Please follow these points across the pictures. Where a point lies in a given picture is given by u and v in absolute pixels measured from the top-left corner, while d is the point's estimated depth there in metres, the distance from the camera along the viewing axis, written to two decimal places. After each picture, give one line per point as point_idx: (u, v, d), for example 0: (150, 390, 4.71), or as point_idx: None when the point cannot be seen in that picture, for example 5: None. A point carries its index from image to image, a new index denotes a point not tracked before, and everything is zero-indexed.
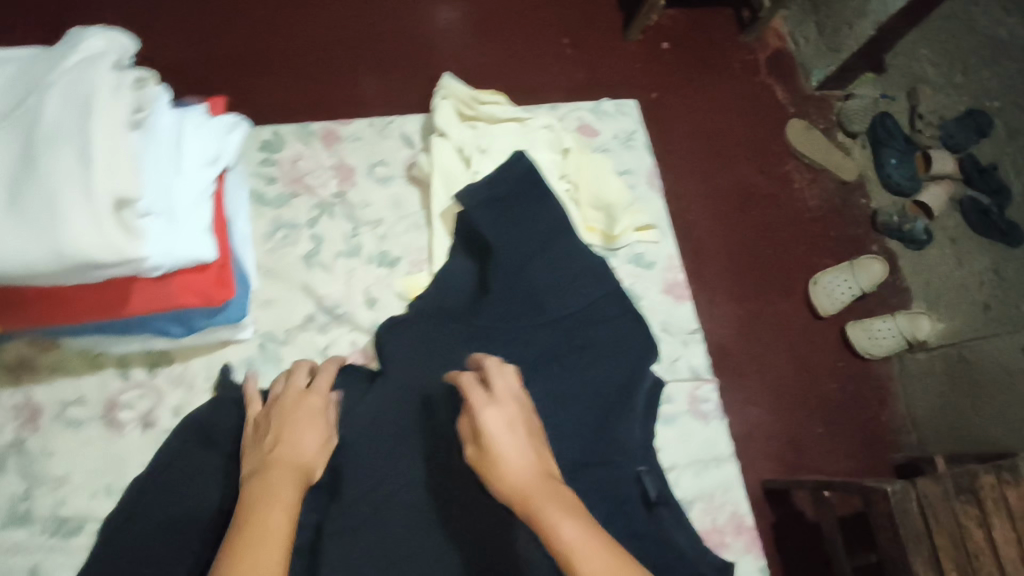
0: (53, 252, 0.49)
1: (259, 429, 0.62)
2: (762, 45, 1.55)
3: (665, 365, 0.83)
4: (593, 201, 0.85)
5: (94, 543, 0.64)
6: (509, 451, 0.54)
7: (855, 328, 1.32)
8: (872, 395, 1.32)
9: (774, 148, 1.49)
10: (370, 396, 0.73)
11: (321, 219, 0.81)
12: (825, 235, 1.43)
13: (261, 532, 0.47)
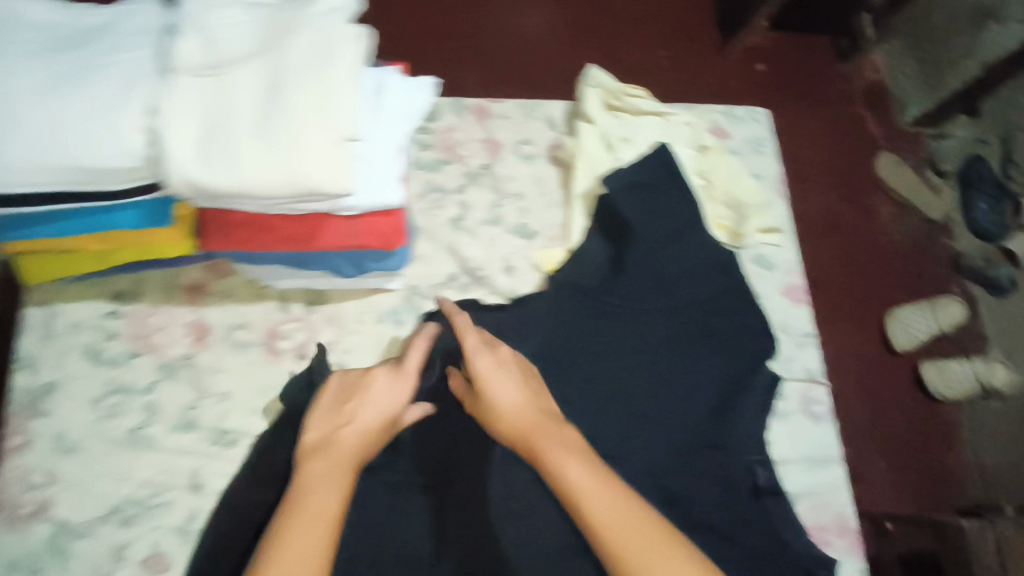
0: (287, 179, 0.55)
1: (337, 395, 0.69)
2: (856, 76, 1.72)
3: (780, 364, 0.86)
4: (725, 199, 0.88)
5: (255, 454, 0.70)
6: (501, 394, 0.69)
7: (931, 367, 1.39)
8: (938, 435, 1.41)
9: (860, 179, 1.63)
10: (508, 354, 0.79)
11: (469, 187, 0.87)
12: (903, 271, 1.55)
13: (304, 525, 0.57)
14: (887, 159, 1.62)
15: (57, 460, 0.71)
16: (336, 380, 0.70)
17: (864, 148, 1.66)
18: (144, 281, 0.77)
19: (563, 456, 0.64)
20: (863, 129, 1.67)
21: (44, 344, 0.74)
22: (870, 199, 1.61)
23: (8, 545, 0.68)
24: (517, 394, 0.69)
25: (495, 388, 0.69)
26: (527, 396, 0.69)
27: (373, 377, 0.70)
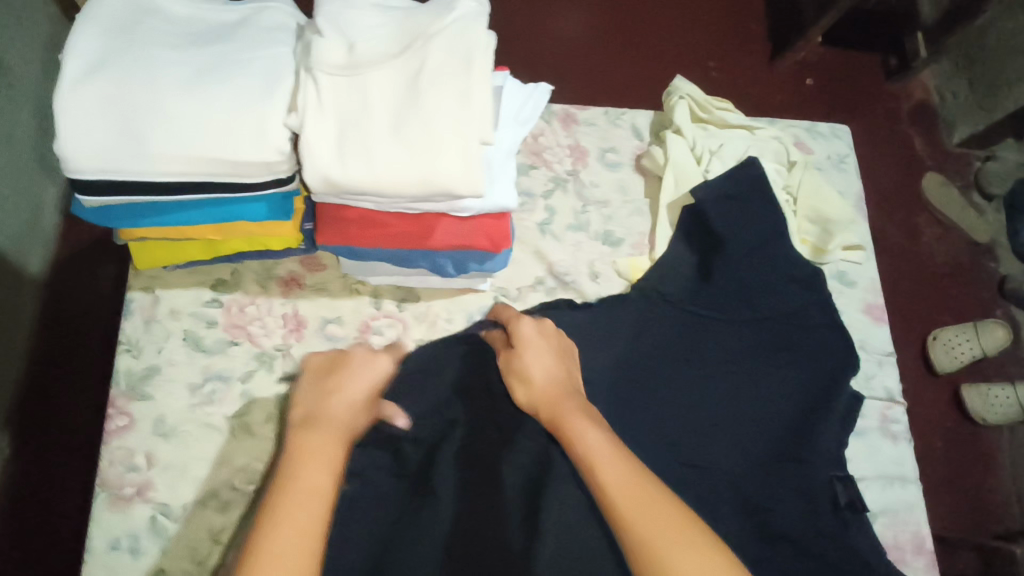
0: (423, 180, 0.56)
1: (318, 375, 0.64)
2: (906, 94, 1.71)
3: (860, 382, 0.86)
4: (810, 214, 0.88)
5: None
6: (536, 366, 0.68)
7: (972, 390, 1.40)
8: (978, 459, 1.41)
9: (907, 198, 1.63)
10: (594, 360, 0.80)
11: (556, 193, 0.88)
12: (948, 294, 1.56)
13: (292, 494, 0.51)
14: (932, 178, 1.62)
15: (156, 444, 0.72)
16: (310, 367, 0.66)
17: (911, 168, 1.66)
18: (241, 271, 0.79)
19: (583, 426, 0.62)
20: (909, 146, 1.68)
21: (146, 329, 0.75)
22: (915, 220, 1.61)
23: (109, 525, 0.69)
24: (557, 371, 0.68)
25: (530, 357, 0.68)
26: (562, 372, 0.68)
27: (348, 353, 0.65)
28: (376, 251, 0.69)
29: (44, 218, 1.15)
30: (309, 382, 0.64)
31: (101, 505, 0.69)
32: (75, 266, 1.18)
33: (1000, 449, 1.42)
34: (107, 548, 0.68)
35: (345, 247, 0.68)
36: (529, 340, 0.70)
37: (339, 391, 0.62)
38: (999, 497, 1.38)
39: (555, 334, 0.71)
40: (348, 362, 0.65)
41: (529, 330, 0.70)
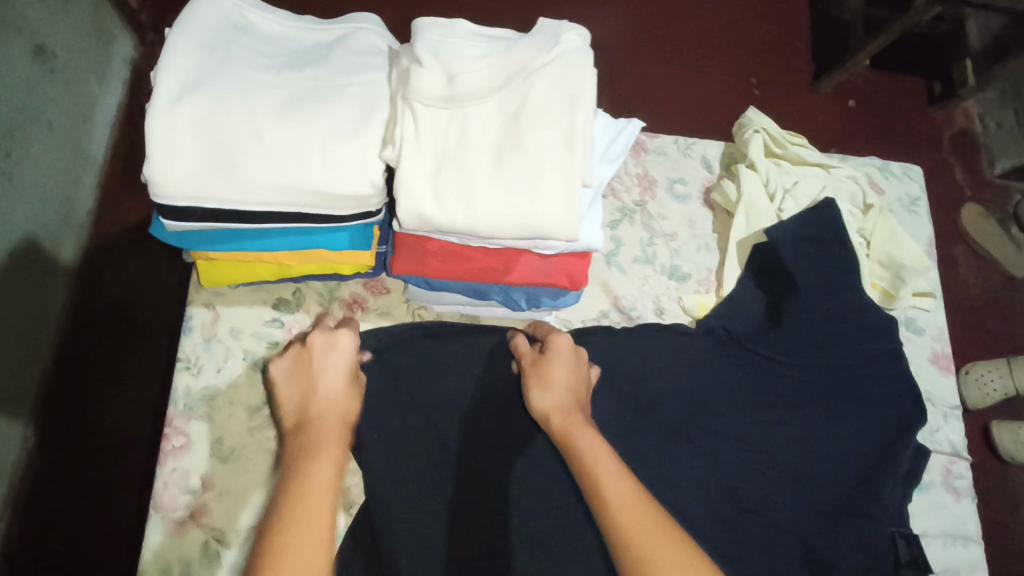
0: (522, 220, 0.55)
1: (295, 370, 0.62)
2: (948, 121, 1.68)
3: (925, 435, 0.84)
4: (884, 259, 0.85)
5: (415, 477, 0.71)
6: (561, 377, 0.68)
7: (1001, 428, 1.38)
8: (1005, 500, 1.39)
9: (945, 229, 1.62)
10: (654, 395, 0.79)
11: (622, 223, 0.86)
12: (982, 329, 1.55)
13: (301, 490, 0.50)
14: (972, 210, 1.61)
15: (213, 467, 0.70)
16: (282, 362, 0.64)
17: (950, 200, 1.64)
18: (303, 292, 0.77)
19: (592, 440, 0.61)
20: (948, 175, 1.65)
21: (207, 346, 0.73)
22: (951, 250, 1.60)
23: (163, 550, 0.67)
24: (575, 386, 0.68)
25: (558, 368, 0.68)
26: (577, 389, 0.68)
27: (314, 338, 0.63)
28: (452, 283, 0.67)
29: (78, 210, 1.12)
30: (287, 377, 0.62)
31: (155, 528, 0.67)
32: (112, 262, 1.15)
33: None
34: (158, 573, 0.66)
35: (420, 278, 0.67)
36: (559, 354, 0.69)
37: (313, 383, 0.60)
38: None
39: (577, 348, 0.71)
40: (317, 349, 0.63)
41: (565, 346, 0.70)
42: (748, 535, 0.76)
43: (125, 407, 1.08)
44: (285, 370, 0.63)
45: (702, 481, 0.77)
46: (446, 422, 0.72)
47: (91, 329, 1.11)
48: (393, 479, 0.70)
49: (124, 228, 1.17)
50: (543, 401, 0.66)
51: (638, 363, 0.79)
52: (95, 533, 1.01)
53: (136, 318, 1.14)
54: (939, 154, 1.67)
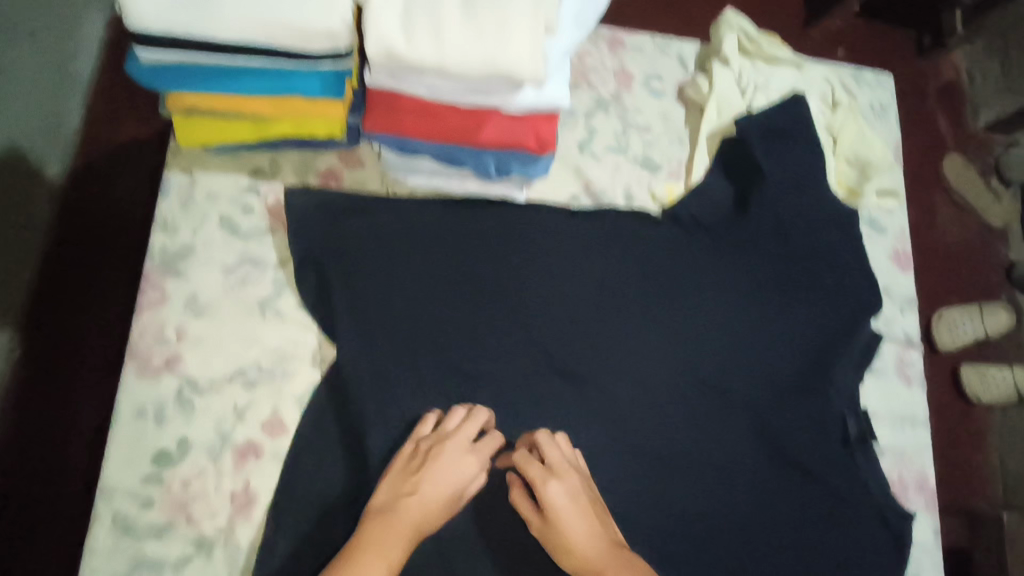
0: (488, 60, 0.57)
1: (410, 462, 0.68)
2: (936, 72, 1.66)
3: (881, 324, 0.87)
4: (851, 156, 0.88)
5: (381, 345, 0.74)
6: (575, 529, 0.65)
7: (969, 370, 1.40)
8: (970, 440, 1.41)
9: (926, 180, 1.60)
10: (610, 285, 0.80)
11: (597, 114, 0.87)
12: (956, 275, 1.54)
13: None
14: (954, 160, 1.58)
15: (187, 320, 0.73)
16: (408, 444, 0.70)
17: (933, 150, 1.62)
18: (280, 162, 0.79)
19: None
20: (932, 125, 1.64)
21: (183, 209, 0.75)
22: (931, 198, 1.59)
23: (137, 393, 0.71)
24: (589, 519, 0.66)
25: (571, 523, 0.65)
26: (600, 530, 0.66)
27: (444, 443, 0.69)
28: (423, 144, 0.69)
29: (67, 126, 1.09)
30: (402, 464, 0.69)
31: (131, 373, 0.71)
32: (101, 173, 1.12)
33: (993, 433, 1.42)
34: (132, 415, 0.70)
35: (394, 139, 0.68)
36: (558, 506, 0.66)
37: (420, 484, 0.66)
38: (984, 477, 1.39)
39: (578, 470, 0.70)
40: (442, 453, 0.68)
41: (562, 494, 0.66)
42: (701, 416, 0.79)
43: (96, 299, 1.08)
44: (406, 456, 0.69)
45: (665, 363, 0.79)
46: None
47: (74, 236, 1.09)
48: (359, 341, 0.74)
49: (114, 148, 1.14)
50: (570, 563, 0.65)
51: (600, 242, 0.80)
52: (61, 422, 1.02)
53: (119, 222, 1.11)
54: (926, 105, 1.65)
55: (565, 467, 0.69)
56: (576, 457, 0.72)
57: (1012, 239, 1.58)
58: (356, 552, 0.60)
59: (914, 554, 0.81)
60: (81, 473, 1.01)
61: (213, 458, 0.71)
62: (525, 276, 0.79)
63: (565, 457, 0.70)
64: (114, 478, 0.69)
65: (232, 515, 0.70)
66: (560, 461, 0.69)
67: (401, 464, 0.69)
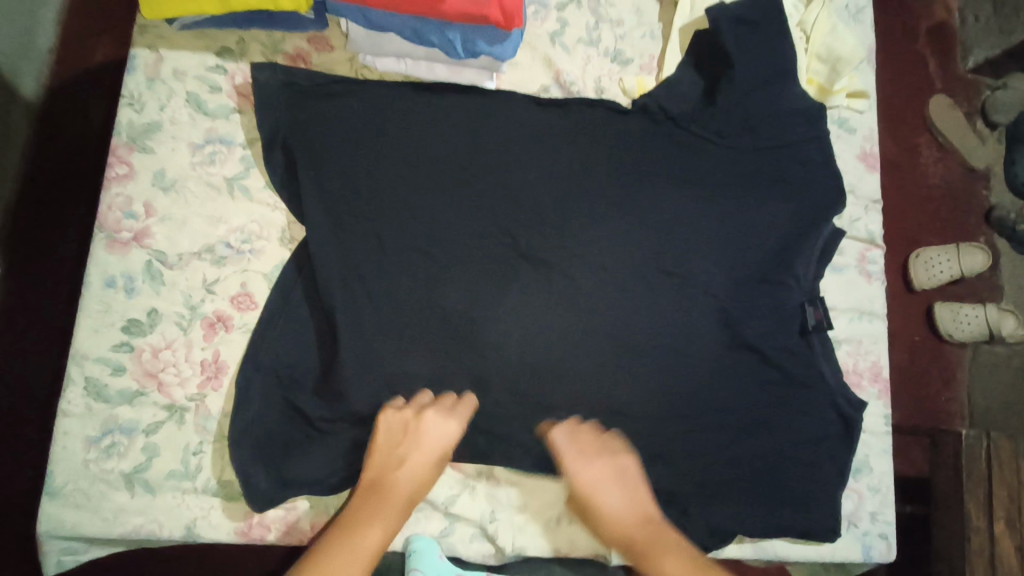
0: None
1: (393, 433, 0.71)
2: (928, 10, 1.60)
3: (844, 223, 0.89)
4: (823, 53, 0.87)
5: (339, 233, 0.74)
6: (611, 501, 0.72)
7: (944, 307, 1.40)
8: (939, 373, 1.44)
9: (911, 118, 1.56)
10: (574, 177, 0.79)
11: (569, 6, 0.87)
12: (934, 213, 1.52)
13: (348, 548, 0.62)
14: (941, 101, 1.54)
15: (155, 195, 0.73)
16: (388, 411, 0.71)
17: (920, 88, 1.57)
18: (247, 42, 0.78)
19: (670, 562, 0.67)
20: (919, 64, 1.58)
21: (149, 85, 0.75)
22: (914, 139, 1.55)
23: (106, 263, 0.71)
24: (615, 497, 0.72)
25: (600, 495, 0.72)
26: (634, 509, 0.72)
27: (422, 417, 0.71)
28: (387, 16, 0.69)
29: (36, 39, 1.06)
30: (384, 436, 0.71)
31: (100, 244, 0.71)
32: (71, 90, 1.10)
33: (962, 365, 1.44)
34: (102, 284, 0.70)
35: (358, 12, 0.69)
36: (593, 480, 0.73)
37: (408, 459, 0.70)
38: (950, 408, 1.42)
39: (609, 449, 0.75)
40: (423, 423, 0.71)
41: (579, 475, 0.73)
42: (663, 309, 0.79)
43: (66, 199, 1.06)
44: (386, 425, 0.71)
45: (628, 252, 0.79)
46: (381, 166, 0.75)
47: (49, 148, 1.07)
48: (327, 219, 0.73)
49: (90, 65, 1.11)
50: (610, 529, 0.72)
51: (572, 129, 0.81)
52: (37, 319, 1.03)
53: (89, 134, 1.09)
54: (914, 44, 1.60)
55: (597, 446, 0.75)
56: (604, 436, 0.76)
57: (994, 181, 1.54)
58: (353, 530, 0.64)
59: (864, 440, 0.84)
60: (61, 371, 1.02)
61: (182, 329, 0.71)
62: (492, 163, 0.77)
63: (586, 438, 0.75)
64: (84, 346, 0.69)
65: (202, 384, 0.71)
66: (588, 444, 0.74)
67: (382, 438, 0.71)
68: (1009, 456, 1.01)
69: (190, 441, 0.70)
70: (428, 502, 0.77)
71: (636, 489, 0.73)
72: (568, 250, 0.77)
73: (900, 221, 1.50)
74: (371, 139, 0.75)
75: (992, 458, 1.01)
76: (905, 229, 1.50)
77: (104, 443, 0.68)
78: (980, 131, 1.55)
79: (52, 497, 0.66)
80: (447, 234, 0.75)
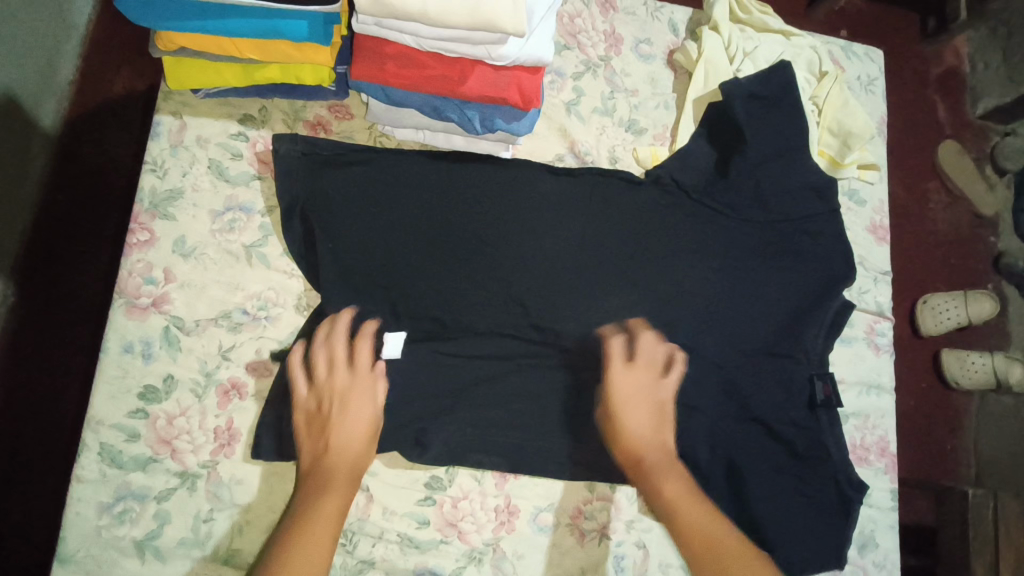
0: (471, 11, 0.59)
1: (311, 417, 0.70)
2: (937, 59, 1.62)
3: (853, 294, 0.90)
4: (835, 126, 0.89)
5: (354, 301, 0.75)
6: (637, 417, 0.71)
7: (951, 354, 1.40)
8: (947, 424, 1.42)
9: (920, 166, 1.57)
10: (586, 246, 0.80)
11: (585, 76, 0.89)
12: (944, 262, 1.52)
13: (304, 543, 0.60)
14: (950, 146, 1.55)
15: (175, 261, 0.74)
16: (301, 400, 0.70)
17: (930, 136, 1.58)
18: (269, 111, 0.80)
19: (677, 488, 0.67)
20: (930, 112, 1.59)
21: (173, 152, 0.77)
22: (924, 185, 1.55)
23: (125, 329, 0.72)
24: (645, 422, 0.71)
25: (625, 408, 0.72)
26: (652, 429, 0.72)
27: (332, 390, 0.70)
28: (408, 94, 0.71)
29: (57, 89, 1.08)
30: (306, 422, 0.70)
31: (120, 310, 0.72)
32: (90, 135, 1.12)
33: (970, 416, 1.43)
34: (120, 350, 0.71)
35: (378, 88, 0.70)
36: (625, 394, 0.72)
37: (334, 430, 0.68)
38: (960, 461, 1.40)
39: (645, 363, 0.75)
40: (334, 394, 0.70)
41: (620, 388, 0.72)
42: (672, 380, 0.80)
43: (84, 246, 1.08)
44: (302, 415, 0.70)
45: (639, 324, 0.79)
46: (396, 234, 0.76)
47: (67, 191, 1.09)
48: (342, 288, 0.75)
49: (112, 113, 1.13)
50: (626, 447, 0.71)
51: (585, 196, 0.82)
52: (47, 363, 1.03)
53: (109, 181, 1.11)
54: (925, 92, 1.61)
55: (645, 366, 0.75)
56: (650, 355, 0.76)
57: (1003, 229, 1.55)
58: (302, 517, 0.62)
59: (870, 515, 0.84)
60: (65, 418, 1.03)
61: (197, 396, 0.72)
62: (505, 231, 0.78)
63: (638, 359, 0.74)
64: (101, 411, 0.70)
65: (215, 451, 0.72)
66: (640, 360, 0.75)
67: (304, 422, 0.70)
68: (1015, 518, 1.00)
69: (200, 508, 0.70)
70: (431, 573, 0.73)
71: (659, 417, 0.73)
72: (574, 318, 0.78)
73: (909, 270, 1.50)
74: (388, 208, 0.76)
75: (999, 520, 1.00)
76: (914, 275, 1.50)
77: (117, 509, 0.68)
78: (989, 177, 1.56)
79: (64, 563, 0.67)
80: (464, 305, 0.76)
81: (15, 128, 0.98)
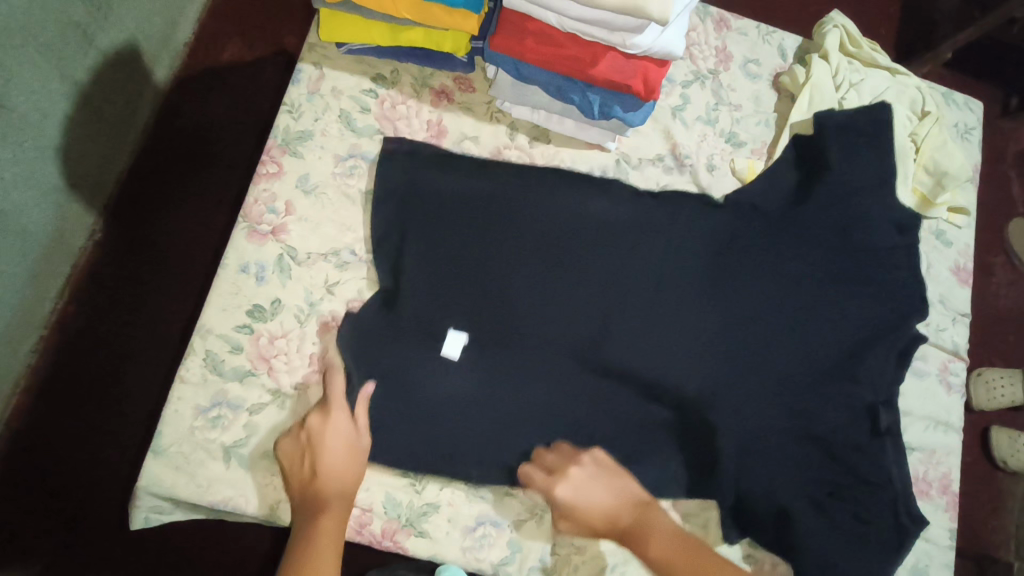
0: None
1: (297, 455, 0.70)
2: (1017, 135, 1.62)
3: (930, 331, 0.91)
4: (930, 165, 0.91)
5: (448, 256, 0.78)
6: (590, 512, 0.72)
7: (1001, 432, 1.35)
8: (988, 500, 1.38)
9: (988, 236, 1.56)
10: (671, 242, 0.83)
11: (693, 85, 0.93)
12: (1005, 335, 1.49)
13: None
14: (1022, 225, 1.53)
15: (296, 196, 0.80)
16: (285, 440, 0.71)
17: (1002, 208, 1.58)
18: (401, 74, 0.86)
19: (656, 555, 0.69)
20: (1003, 186, 1.59)
21: (310, 97, 0.83)
22: (991, 257, 1.54)
23: (244, 250, 0.77)
24: (602, 498, 0.72)
25: (579, 509, 0.72)
26: (611, 508, 0.72)
27: (314, 429, 0.70)
28: (540, 71, 0.76)
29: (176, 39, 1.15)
30: (293, 458, 0.70)
31: (242, 232, 0.77)
32: (206, 85, 1.19)
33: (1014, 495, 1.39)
34: (237, 269, 0.76)
35: (513, 63, 0.76)
36: (570, 503, 0.72)
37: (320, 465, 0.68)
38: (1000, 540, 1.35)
39: (570, 460, 0.75)
40: (315, 433, 0.70)
41: (568, 490, 0.72)
42: (737, 384, 0.81)
43: (182, 187, 1.14)
44: (289, 450, 0.71)
45: (710, 326, 0.81)
46: (498, 204, 0.80)
47: (176, 134, 1.16)
48: (434, 242, 0.78)
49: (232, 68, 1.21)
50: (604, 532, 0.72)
51: (686, 198, 0.85)
52: (130, 289, 1.08)
53: (215, 129, 1.17)
54: (1000, 166, 1.61)
55: (564, 463, 0.74)
56: (570, 454, 0.75)
57: None
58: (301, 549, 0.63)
59: (926, 549, 0.83)
60: (133, 347, 1.07)
61: (299, 322, 0.77)
62: (600, 220, 0.82)
63: (563, 456, 0.75)
64: (211, 321, 0.75)
65: (308, 375, 0.76)
66: (558, 463, 0.75)
67: (291, 459, 0.70)
68: None
69: (286, 426, 0.74)
70: (492, 524, 0.76)
71: (616, 490, 0.73)
72: (652, 316, 0.80)
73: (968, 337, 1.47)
74: (495, 176, 0.81)
75: None
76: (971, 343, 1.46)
77: (212, 414, 0.73)
78: None
79: (157, 455, 0.71)
80: (550, 279, 0.79)
81: (143, 66, 1.06)
